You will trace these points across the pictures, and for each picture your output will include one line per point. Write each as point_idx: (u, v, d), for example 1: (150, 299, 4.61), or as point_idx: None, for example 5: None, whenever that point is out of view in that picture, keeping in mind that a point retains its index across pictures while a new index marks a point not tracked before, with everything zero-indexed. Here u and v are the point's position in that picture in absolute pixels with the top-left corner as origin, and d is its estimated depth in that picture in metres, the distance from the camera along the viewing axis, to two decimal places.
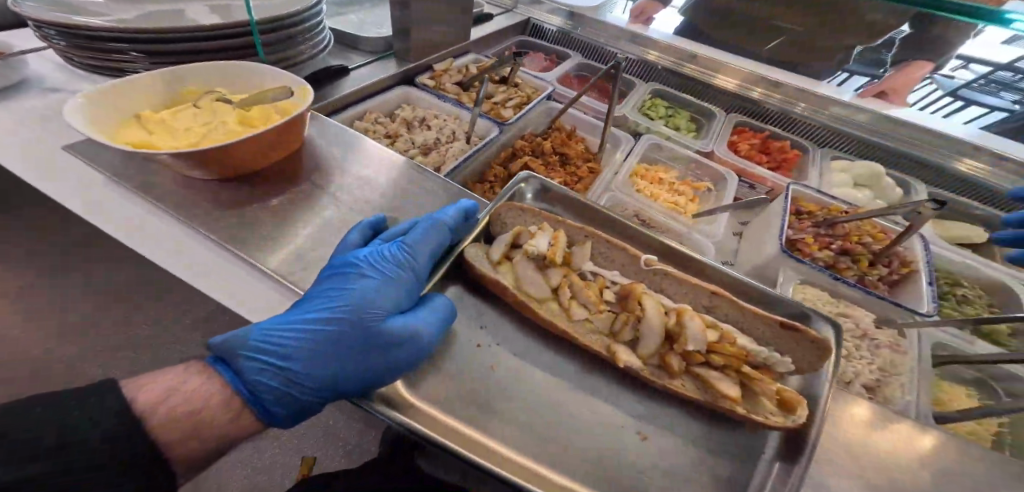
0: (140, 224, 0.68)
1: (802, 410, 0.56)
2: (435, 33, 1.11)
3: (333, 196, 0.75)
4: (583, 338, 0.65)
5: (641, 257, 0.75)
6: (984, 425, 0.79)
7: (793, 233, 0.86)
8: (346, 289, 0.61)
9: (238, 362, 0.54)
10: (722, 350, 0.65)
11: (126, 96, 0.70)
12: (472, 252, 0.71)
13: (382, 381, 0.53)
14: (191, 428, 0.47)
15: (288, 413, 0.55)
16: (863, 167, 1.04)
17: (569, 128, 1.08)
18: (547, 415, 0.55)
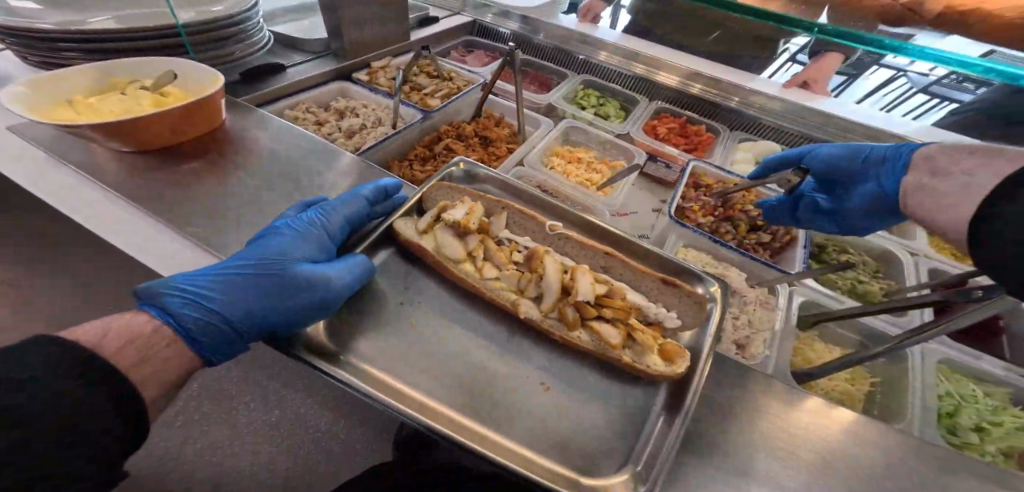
0: (77, 196, 0.72)
1: (683, 362, 0.60)
2: (372, 35, 1.21)
3: (251, 170, 0.80)
4: (492, 296, 0.68)
5: (546, 223, 0.78)
6: (856, 383, 0.83)
7: (685, 202, 0.95)
8: (274, 241, 0.61)
9: (159, 299, 0.50)
10: (612, 306, 0.68)
11: (59, 86, 0.77)
12: (396, 220, 0.74)
13: (318, 311, 0.55)
14: (138, 357, 0.44)
15: (216, 349, 0.53)
16: (762, 146, 1.15)
17: (497, 116, 1.17)
18: (454, 365, 0.59)
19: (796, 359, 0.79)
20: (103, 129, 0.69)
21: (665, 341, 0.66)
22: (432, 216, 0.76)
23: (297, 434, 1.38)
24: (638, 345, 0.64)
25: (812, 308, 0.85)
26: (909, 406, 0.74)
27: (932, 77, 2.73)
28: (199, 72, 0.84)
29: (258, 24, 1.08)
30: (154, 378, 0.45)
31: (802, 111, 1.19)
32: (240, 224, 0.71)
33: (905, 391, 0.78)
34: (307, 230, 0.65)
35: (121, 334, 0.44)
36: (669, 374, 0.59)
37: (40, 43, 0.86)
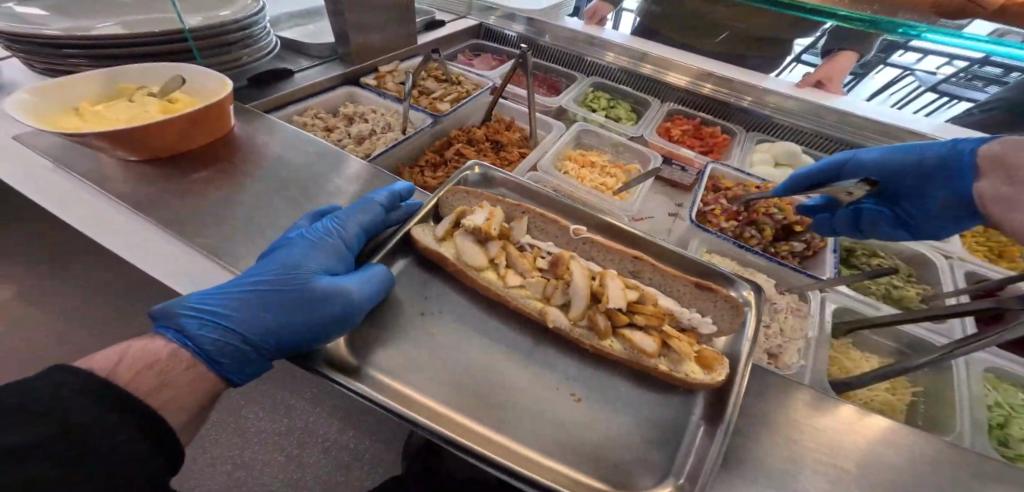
0: (87, 206, 0.71)
1: (723, 370, 0.57)
2: (379, 38, 1.19)
3: (263, 178, 0.78)
4: (517, 303, 0.65)
5: (571, 227, 0.76)
6: (896, 393, 0.79)
7: (705, 206, 0.92)
8: (290, 253, 0.58)
9: (176, 321, 0.49)
10: (643, 311, 0.67)
11: (68, 93, 0.76)
12: (414, 227, 0.72)
13: (337, 326, 0.52)
14: (156, 383, 0.42)
15: (237, 369, 0.50)
16: (780, 147, 1.12)
17: (508, 120, 1.14)
18: (478, 377, 0.56)
19: (833, 369, 0.76)
20: (110, 137, 0.67)
21: (703, 348, 0.63)
22: (451, 222, 0.73)
23: (307, 446, 1.34)
24: (674, 353, 0.61)
25: (846, 315, 0.82)
26: (958, 418, 0.70)
27: (942, 75, 2.69)
28: (207, 78, 0.83)
29: (265, 29, 1.06)
30: (175, 405, 0.43)
31: (819, 111, 1.16)
32: (251, 232, 0.68)
33: (949, 401, 0.75)
34: (322, 240, 0.62)
35: (140, 360, 0.43)
36: (710, 383, 0.56)
37: (47, 49, 0.85)
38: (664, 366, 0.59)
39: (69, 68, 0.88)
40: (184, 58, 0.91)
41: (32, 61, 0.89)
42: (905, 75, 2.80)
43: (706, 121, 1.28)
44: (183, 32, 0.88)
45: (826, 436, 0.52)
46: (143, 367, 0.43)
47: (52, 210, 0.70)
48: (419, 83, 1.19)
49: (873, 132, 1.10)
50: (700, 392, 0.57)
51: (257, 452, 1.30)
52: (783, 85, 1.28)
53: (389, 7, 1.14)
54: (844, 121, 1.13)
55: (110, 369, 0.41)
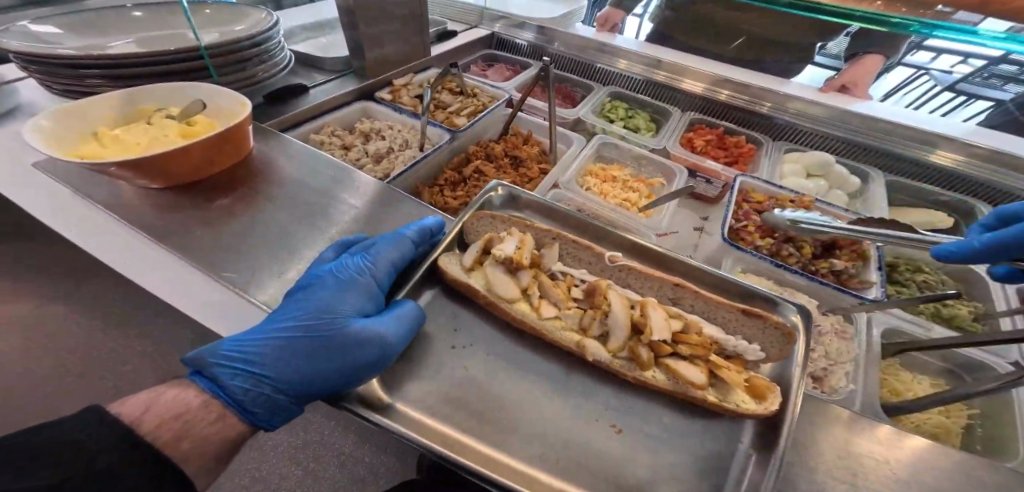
0: (107, 233, 0.69)
1: (775, 397, 0.53)
2: (392, 51, 1.17)
3: (282, 202, 0.75)
4: (554, 336, 0.62)
5: (606, 254, 0.71)
6: (950, 415, 0.74)
7: (738, 222, 0.87)
8: (315, 292, 0.56)
9: (208, 371, 0.50)
10: (688, 341, 0.61)
11: (86, 116, 0.74)
12: (438, 255, 0.68)
13: (362, 376, 0.49)
14: (177, 432, 0.43)
15: (270, 417, 0.51)
16: (813, 157, 1.07)
17: (525, 133, 1.11)
18: (513, 412, 0.52)
19: (886, 393, 0.70)
20: (131, 165, 0.65)
21: (754, 376, 0.58)
22: (479, 251, 0.71)
23: (323, 462, 1.31)
24: (723, 383, 0.58)
25: (893, 337, 0.77)
26: (1019, 444, 0.65)
27: (961, 75, 2.63)
28: (224, 97, 0.80)
29: (278, 42, 1.05)
30: (193, 452, 0.44)
31: (850, 117, 1.11)
32: (270, 258, 0.66)
33: (1011, 425, 0.69)
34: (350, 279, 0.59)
35: (160, 408, 0.44)
36: (761, 412, 0.52)
37: (64, 69, 0.84)
38: (712, 396, 0.55)
39: (87, 88, 0.87)
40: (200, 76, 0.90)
41: (49, 81, 0.88)
42: (922, 74, 2.73)
43: (729, 130, 1.24)
44: (200, 49, 0.86)
45: (896, 473, 0.47)
46: (161, 418, 0.43)
47: (73, 238, 0.69)
48: (434, 97, 1.16)
49: (908, 138, 1.05)
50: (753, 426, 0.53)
51: (273, 467, 1.28)
52: (806, 91, 1.24)
53: (402, 20, 1.12)
54: (873, 127, 1.09)
55: (129, 416, 0.43)
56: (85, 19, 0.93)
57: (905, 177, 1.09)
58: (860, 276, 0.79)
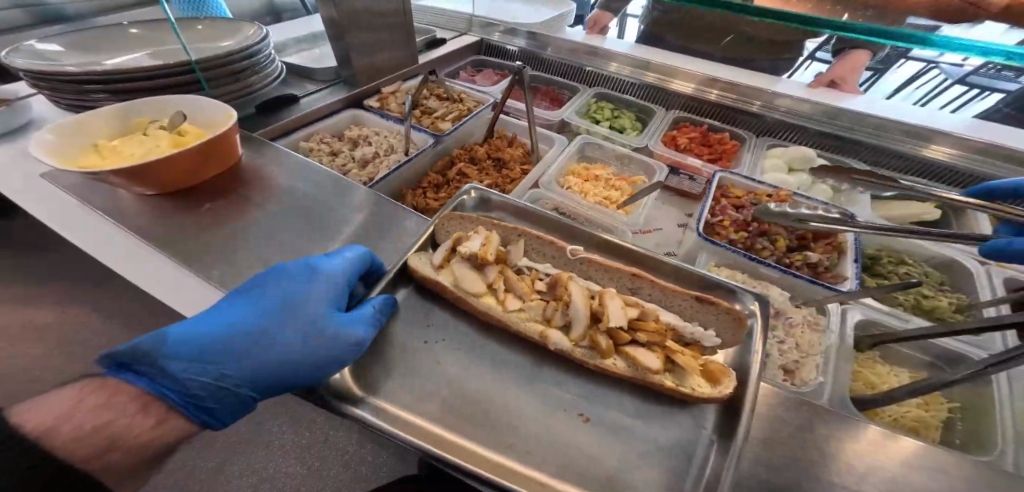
0: (106, 238, 0.72)
1: (731, 381, 0.54)
2: (380, 61, 1.21)
3: (269, 208, 0.79)
4: (518, 328, 0.63)
5: (567, 248, 0.74)
6: (930, 409, 0.74)
7: (713, 216, 0.88)
8: (274, 293, 0.59)
9: (154, 371, 0.50)
10: (646, 329, 0.63)
11: (86, 129, 0.78)
12: (409, 257, 0.69)
13: (323, 375, 0.53)
14: (107, 441, 0.45)
15: (226, 413, 0.54)
16: (795, 152, 1.08)
17: (510, 136, 1.14)
18: (478, 403, 0.53)
19: (858, 384, 0.71)
20: (125, 172, 0.69)
21: (711, 360, 0.60)
22: (446, 249, 0.72)
23: (328, 462, 1.33)
24: (679, 368, 0.59)
25: (867, 330, 0.77)
26: (997, 438, 0.65)
27: (968, 67, 2.58)
28: (212, 107, 0.84)
29: (269, 55, 1.09)
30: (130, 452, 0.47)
31: (838, 114, 1.12)
32: (257, 261, 0.69)
33: (992, 419, 0.68)
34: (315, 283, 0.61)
35: (87, 420, 0.45)
36: (715, 395, 0.53)
37: (66, 85, 0.88)
38: (670, 380, 0.57)
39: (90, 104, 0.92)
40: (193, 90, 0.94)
41: (56, 98, 0.94)
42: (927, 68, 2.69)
43: (713, 127, 1.25)
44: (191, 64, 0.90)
45: (847, 461, 0.48)
46: (92, 425, 0.45)
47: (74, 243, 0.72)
48: (421, 103, 1.20)
49: (896, 131, 1.05)
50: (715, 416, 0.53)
51: (278, 467, 1.31)
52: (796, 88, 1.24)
53: (388, 30, 1.16)
54: (858, 122, 1.09)
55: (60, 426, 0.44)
56: (86, 37, 0.97)
57: (890, 171, 1.09)
58: (836, 270, 0.79)
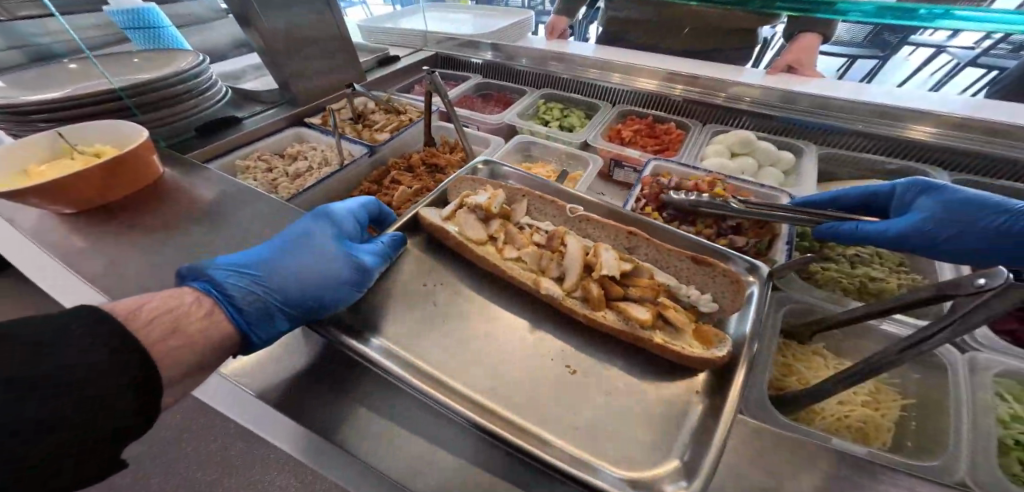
0: (48, 269, 0.75)
1: (723, 345, 0.52)
2: (322, 81, 1.24)
3: (189, 223, 0.79)
4: (513, 274, 0.63)
5: (567, 206, 0.72)
6: (879, 408, 0.68)
7: (640, 206, 0.87)
8: (308, 231, 0.64)
9: (206, 273, 0.53)
10: (639, 284, 0.61)
11: (15, 156, 0.78)
12: (420, 210, 0.73)
13: (340, 303, 0.56)
14: (170, 326, 0.43)
15: (255, 325, 0.52)
16: (735, 136, 1.06)
17: (452, 142, 1.14)
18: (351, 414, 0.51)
19: (791, 380, 0.67)
20: (40, 192, 0.70)
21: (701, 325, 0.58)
22: (456, 206, 0.73)
23: None
24: (672, 326, 0.56)
25: (805, 316, 0.72)
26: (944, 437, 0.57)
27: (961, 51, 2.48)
28: (125, 124, 0.84)
29: (209, 78, 1.11)
30: (177, 355, 0.42)
31: (784, 98, 1.10)
32: (168, 275, 0.68)
33: (946, 416, 0.60)
34: (334, 222, 0.68)
35: (157, 302, 0.45)
36: (709, 358, 0.50)
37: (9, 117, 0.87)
38: (660, 337, 0.54)
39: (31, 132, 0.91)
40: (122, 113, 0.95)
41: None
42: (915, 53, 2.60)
43: (658, 118, 1.24)
44: (118, 91, 0.92)
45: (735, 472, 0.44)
46: (159, 310, 0.44)
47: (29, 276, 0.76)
48: (364, 117, 1.22)
49: (871, 115, 0.99)
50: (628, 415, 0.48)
51: None
52: (761, 77, 1.24)
53: (324, 52, 1.19)
54: (824, 105, 1.05)
55: (129, 314, 0.41)
56: (32, 74, 1.01)
57: (843, 149, 1.06)
58: (768, 254, 0.76)
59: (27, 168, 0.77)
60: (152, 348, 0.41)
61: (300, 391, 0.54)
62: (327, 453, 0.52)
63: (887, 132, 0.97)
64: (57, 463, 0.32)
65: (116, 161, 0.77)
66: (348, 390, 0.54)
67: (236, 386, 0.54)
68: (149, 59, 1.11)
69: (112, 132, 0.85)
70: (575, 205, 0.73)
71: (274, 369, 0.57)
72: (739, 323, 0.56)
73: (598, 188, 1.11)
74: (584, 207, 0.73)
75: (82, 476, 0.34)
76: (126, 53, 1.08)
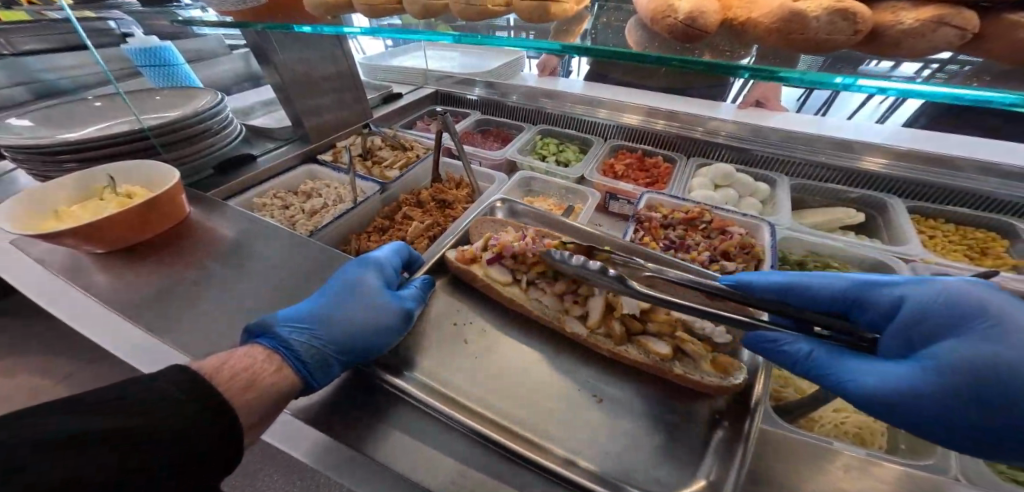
0: (70, 303, 0.76)
1: (739, 373, 0.56)
2: (331, 119, 1.31)
3: (213, 259, 0.82)
4: (538, 311, 0.68)
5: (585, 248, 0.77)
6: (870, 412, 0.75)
7: (638, 235, 0.96)
8: (350, 280, 0.70)
9: (271, 329, 0.59)
10: (657, 319, 0.64)
11: (48, 197, 0.81)
12: (445, 251, 0.79)
13: (382, 347, 0.61)
14: (246, 382, 0.50)
15: (316, 372, 0.57)
16: (716, 169, 1.19)
17: (458, 178, 1.21)
18: (389, 439, 0.54)
19: (788, 390, 0.74)
20: (77, 234, 0.74)
21: (720, 355, 0.61)
22: (480, 246, 0.77)
23: None
24: (690, 357, 0.59)
25: None
26: None
27: None
28: (156, 166, 0.88)
29: (228, 117, 1.15)
30: (255, 406, 0.49)
31: (754, 132, 1.22)
32: (201, 311, 0.72)
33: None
34: (370, 268, 0.73)
35: (236, 362, 0.52)
36: (724, 385, 0.54)
37: (40, 157, 0.91)
38: (679, 369, 0.58)
39: (58, 171, 0.95)
40: (145, 152, 0.99)
41: (23, 164, 0.97)
42: None
43: (646, 152, 1.36)
44: (144, 132, 0.96)
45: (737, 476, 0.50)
46: (238, 369, 0.51)
47: (48, 308, 0.76)
48: (374, 154, 1.30)
49: (829, 145, 1.12)
50: (644, 426, 0.53)
51: None
52: (733, 112, 1.38)
53: (332, 92, 1.27)
54: (789, 138, 1.18)
55: (215, 373, 0.49)
56: (54, 114, 1.05)
57: (811, 180, 1.19)
58: None
59: (59, 208, 0.80)
60: (234, 400, 0.47)
61: (337, 413, 0.58)
62: (363, 467, 0.57)
63: (846, 164, 1.10)
64: (72, 464, 0.35)
65: (147, 202, 0.80)
66: (386, 412, 0.58)
67: (284, 410, 0.59)
68: (168, 97, 1.16)
69: (141, 173, 0.89)
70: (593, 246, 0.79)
71: (317, 393, 0.61)
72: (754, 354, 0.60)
73: (597, 219, 1.20)
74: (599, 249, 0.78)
75: (94, 480, 0.35)
76: (146, 91, 1.13)
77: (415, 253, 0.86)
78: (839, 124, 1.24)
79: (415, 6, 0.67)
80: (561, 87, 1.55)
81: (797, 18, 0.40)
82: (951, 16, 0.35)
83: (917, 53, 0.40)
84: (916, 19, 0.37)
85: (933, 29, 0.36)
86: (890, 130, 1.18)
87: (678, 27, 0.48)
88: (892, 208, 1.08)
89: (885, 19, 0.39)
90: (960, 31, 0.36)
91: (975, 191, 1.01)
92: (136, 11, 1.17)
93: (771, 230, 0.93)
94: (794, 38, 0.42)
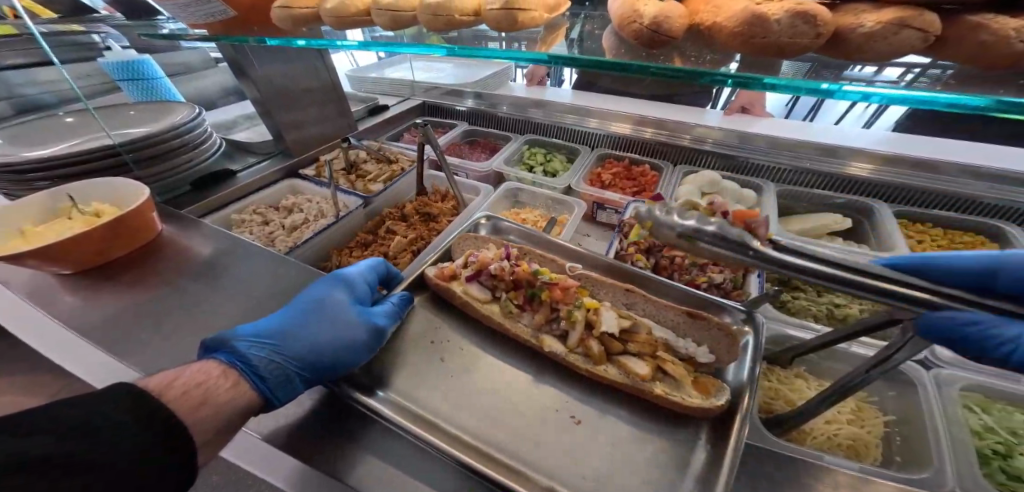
0: (31, 326, 0.74)
1: (722, 393, 0.55)
2: (313, 132, 1.30)
3: (184, 277, 0.80)
4: (516, 329, 0.66)
5: (567, 264, 0.75)
6: (864, 424, 0.73)
7: (623, 246, 0.95)
8: (319, 296, 0.67)
9: (229, 344, 0.56)
10: (637, 339, 0.63)
11: (10, 217, 0.78)
12: (424, 268, 0.77)
13: (350, 368, 0.58)
14: (199, 399, 0.47)
15: (277, 389, 0.55)
16: (702, 177, 1.19)
17: (443, 191, 1.20)
18: (355, 465, 0.51)
19: (779, 402, 0.72)
20: (38, 255, 0.71)
21: (701, 372, 0.59)
22: (460, 263, 0.77)
23: None
24: (670, 376, 0.58)
25: (783, 345, 0.77)
26: (929, 446, 0.61)
27: None
28: (125, 182, 0.85)
29: (206, 131, 1.13)
30: (207, 429, 0.46)
31: (739, 138, 1.22)
32: (170, 332, 0.69)
33: (922, 428, 0.65)
34: (343, 286, 0.71)
35: (189, 377, 0.49)
36: (708, 406, 0.52)
37: (9, 175, 0.89)
38: (659, 388, 0.56)
39: (29, 188, 0.92)
40: (116, 167, 0.96)
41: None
42: None
43: (633, 161, 1.36)
44: (116, 147, 0.93)
45: None
46: (190, 385, 0.48)
47: (14, 331, 0.74)
48: (358, 167, 1.28)
49: (815, 151, 1.13)
50: (628, 448, 0.51)
51: None
52: (719, 118, 1.38)
53: (313, 105, 1.25)
54: (776, 143, 1.17)
55: (163, 390, 0.45)
56: (28, 130, 1.03)
57: (797, 186, 1.18)
58: (743, 288, 0.84)
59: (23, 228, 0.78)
60: (186, 417, 0.45)
61: (302, 434, 0.55)
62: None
63: (830, 169, 1.10)
64: None
65: (114, 221, 0.77)
66: (356, 437, 0.55)
67: (243, 428, 0.55)
68: (145, 110, 1.14)
69: (111, 191, 0.86)
70: (575, 262, 0.77)
71: (281, 412, 0.58)
72: (738, 373, 0.58)
73: (584, 229, 1.18)
74: (582, 266, 0.76)
75: None
76: (121, 106, 1.11)
77: (392, 272, 0.84)
78: (824, 129, 1.25)
79: (383, 18, 0.67)
80: (548, 96, 1.55)
81: (760, 22, 0.39)
82: (911, 19, 0.34)
83: (884, 56, 0.39)
84: (877, 22, 0.36)
85: (895, 32, 0.35)
86: (874, 135, 1.18)
87: (644, 33, 0.47)
88: (877, 212, 1.08)
89: (846, 21, 0.38)
90: (923, 33, 0.35)
91: (962, 195, 1.00)
92: (122, 24, 1.16)
93: (758, 238, 0.92)
94: (758, 43, 0.41)
